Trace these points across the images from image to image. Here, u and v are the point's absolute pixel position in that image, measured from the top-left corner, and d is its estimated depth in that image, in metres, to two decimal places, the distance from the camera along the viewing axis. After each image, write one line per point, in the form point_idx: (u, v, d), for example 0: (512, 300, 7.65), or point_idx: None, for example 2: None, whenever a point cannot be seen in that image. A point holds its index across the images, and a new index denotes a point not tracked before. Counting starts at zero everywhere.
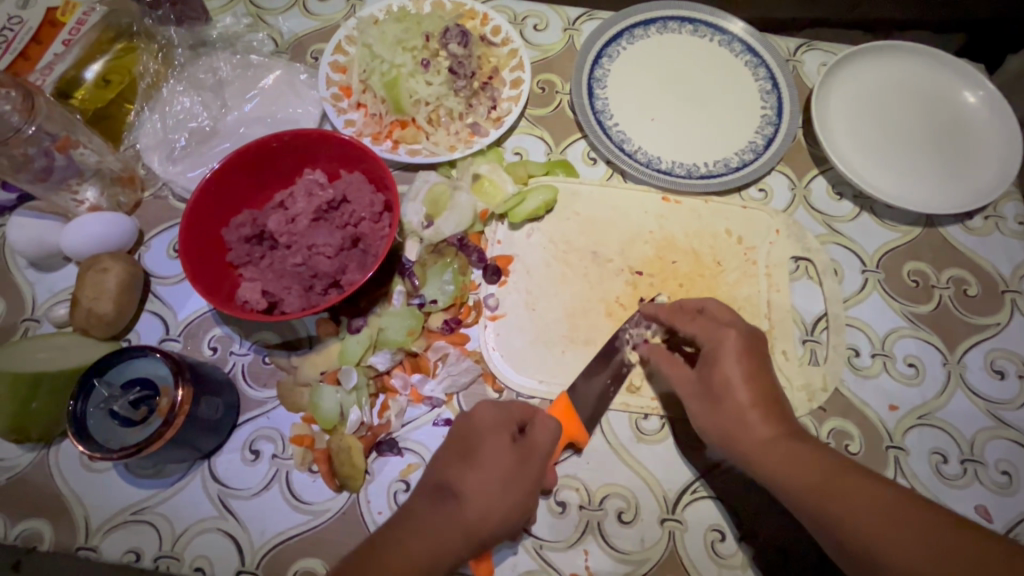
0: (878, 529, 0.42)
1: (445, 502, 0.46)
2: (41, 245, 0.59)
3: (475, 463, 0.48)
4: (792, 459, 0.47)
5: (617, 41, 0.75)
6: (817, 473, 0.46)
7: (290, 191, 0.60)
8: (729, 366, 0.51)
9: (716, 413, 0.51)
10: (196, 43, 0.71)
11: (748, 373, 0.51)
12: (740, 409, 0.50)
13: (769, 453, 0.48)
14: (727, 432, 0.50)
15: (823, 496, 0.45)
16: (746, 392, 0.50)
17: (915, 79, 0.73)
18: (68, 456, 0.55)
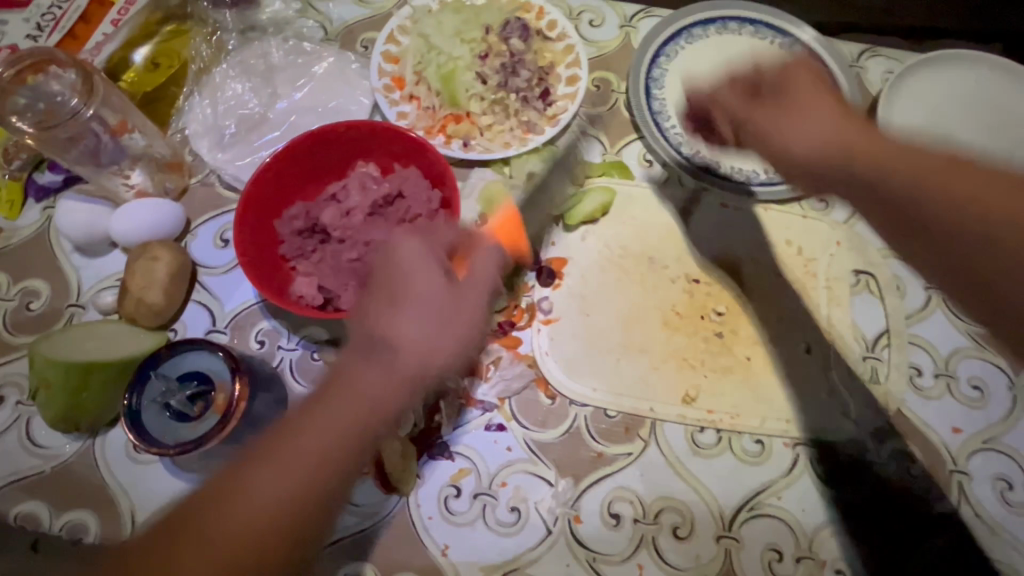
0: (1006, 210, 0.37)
1: (383, 350, 0.40)
2: (90, 229, 0.58)
3: (407, 306, 0.42)
4: (909, 162, 0.40)
5: (675, 40, 0.73)
6: (929, 165, 0.40)
7: (344, 183, 0.59)
8: (819, 99, 0.45)
9: (906, 169, 0.40)
10: (246, 27, 0.70)
11: (839, 112, 0.44)
12: (823, 118, 0.44)
13: (915, 165, 0.40)
14: (783, 140, 0.44)
15: (984, 208, 0.38)
16: (831, 109, 0.44)
17: (984, 89, 0.70)
18: (113, 447, 0.54)
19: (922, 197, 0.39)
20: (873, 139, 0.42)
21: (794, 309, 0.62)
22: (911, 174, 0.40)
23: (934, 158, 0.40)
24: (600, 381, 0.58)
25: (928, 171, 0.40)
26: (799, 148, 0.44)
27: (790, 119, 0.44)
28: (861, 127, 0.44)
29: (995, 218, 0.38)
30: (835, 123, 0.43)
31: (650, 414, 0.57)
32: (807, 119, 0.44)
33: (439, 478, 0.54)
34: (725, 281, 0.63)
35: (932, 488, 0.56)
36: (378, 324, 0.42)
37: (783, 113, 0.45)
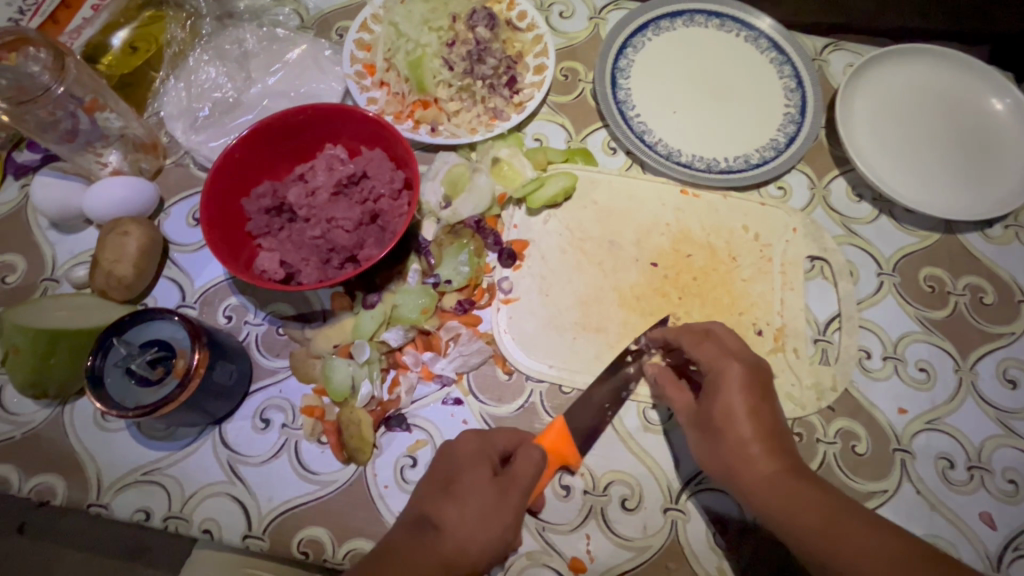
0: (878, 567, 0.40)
1: (424, 535, 0.44)
2: (61, 205, 0.60)
3: (459, 498, 0.45)
4: (802, 502, 0.45)
5: (643, 32, 0.75)
6: (814, 510, 0.44)
7: (311, 164, 0.60)
8: (733, 397, 0.49)
9: (783, 497, 0.45)
10: (224, 14, 0.71)
11: (757, 448, 0.48)
12: (741, 431, 0.48)
13: (797, 515, 0.44)
14: (733, 466, 0.48)
15: (831, 532, 0.43)
16: (750, 424, 0.48)
17: (939, 82, 0.72)
18: (82, 414, 0.56)
19: (785, 526, 0.45)
20: (767, 481, 0.47)
21: (747, 293, 0.64)
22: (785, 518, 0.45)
23: (813, 503, 0.45)
24: (556, 358, 0.60)
25: (806, 522, 0.44)
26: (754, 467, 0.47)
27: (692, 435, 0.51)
28: (784, 476, 0.47)
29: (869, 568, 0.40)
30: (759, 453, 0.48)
31: None
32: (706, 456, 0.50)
33: (395, 449, 0.55)
34: (681, 266, 0.65)
35: (874, 464, 0.58)
36: (426, 508, 0.46)
37: (731, 432, 0.48)
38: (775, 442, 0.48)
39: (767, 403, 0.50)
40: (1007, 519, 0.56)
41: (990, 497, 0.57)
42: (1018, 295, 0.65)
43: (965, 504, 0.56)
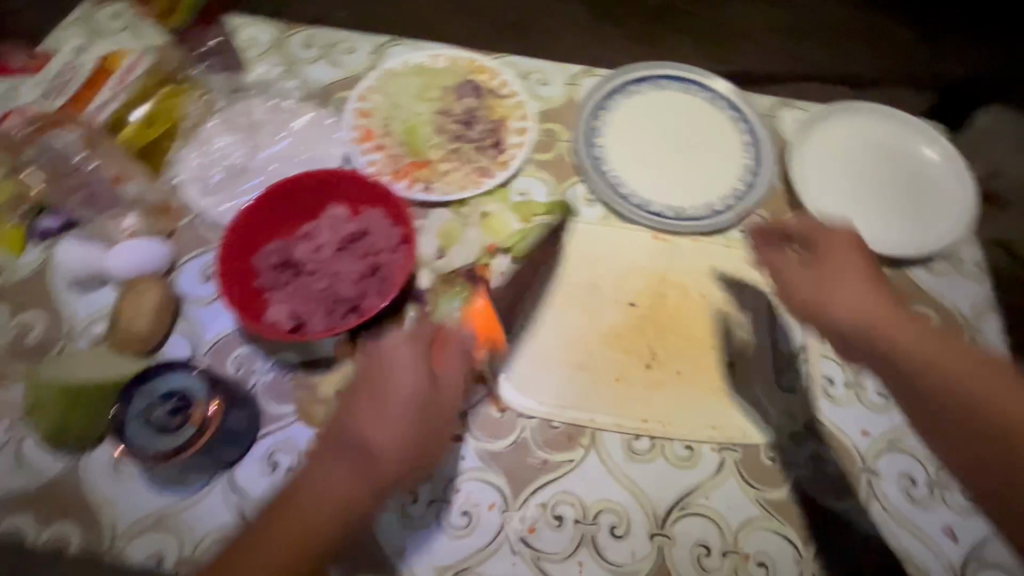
0: (963, 382, 0.51)
1: (369, 403, 0.54)
2: (85, 266, 0.65)
3: (377, 406, 0.55)
4: (924, 344, 0.53)
5: (614, 95, 0.84)
6: (929, 353, 0.53)
7: (317, 224, 0.67)
8: (849, 253, 0.61)
9: (924, 350, 0.53)
10: (234, 89, 0.80)
11: (874, 294, 0.58)
12: (873, 302, 0.57)
13: (905, 342, 0.54)
14: (847, 318, 0.57)
15: (928, 366, 0.52)
16: (867, 283, 0.59)
17: (880, 135, 0.81)
18: (97, 463, 0.59)
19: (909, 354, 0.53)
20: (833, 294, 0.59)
21: (719, 329, 0.70)
22: (927, 366, 0.52)
23: (915, 332, 0.54)
24: (546, 396, 0.64)
25: (923, 350, 0.53)
26: (809, 298, 0.60)
27: (840, 242, 0.62)
28: (905, 320, 0.55)
29: (968, 385, 0.51)
30: (862, 297, 0.57)
31: (590, 424, 0.63)
32: (852, 254, 0.61)
33: (397, 487, 0.59)
34: (657, 305, 0.70)
35: (844, 485, 0.62)
36: (358, 430, 0.55)
37: (852, 287, 0.58)
38: (907, 312, 0.57)
39: (881, 275, 0.60)
40: (966, 532, 0.60)
41: (950, 511, 0.61)
42: (961, 323, 0.72)
43: (927, 519, 0.61)
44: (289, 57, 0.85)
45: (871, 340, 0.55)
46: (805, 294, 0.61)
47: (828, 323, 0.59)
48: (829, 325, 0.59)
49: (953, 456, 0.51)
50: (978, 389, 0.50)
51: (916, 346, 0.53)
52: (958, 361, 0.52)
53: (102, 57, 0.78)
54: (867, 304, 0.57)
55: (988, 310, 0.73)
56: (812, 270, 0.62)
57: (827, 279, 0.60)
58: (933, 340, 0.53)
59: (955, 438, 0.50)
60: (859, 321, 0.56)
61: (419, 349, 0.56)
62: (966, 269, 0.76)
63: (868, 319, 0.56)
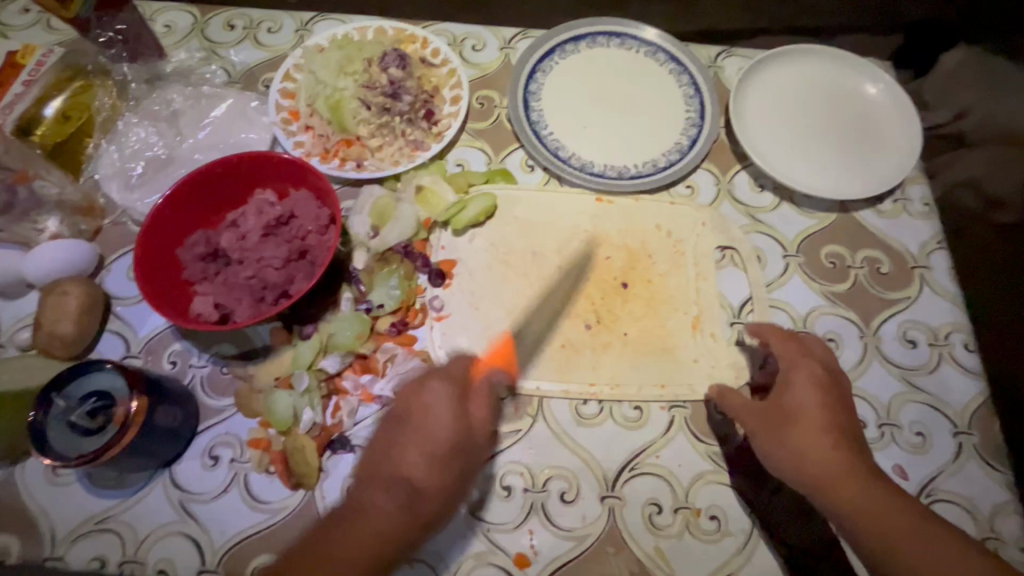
0: (897, 552, 0.47)
1: (411, 419, 0.55)
2: (2, 272, 0.62)
3: (416, 417, 0.55)
4: (872, 504, 0.49)
5: (550, 56, 0.81)
6: (883, 517, 0.48)
7: (242, 211, 0.64)
8: (805, 394, 0.54)
9: (860, 502, 0.49)
10: (152, 78, 0.77)
11: (844, 465, 0.51)
12: (819, 436, 0.52)
13: (821, 475, 0.51)
14: (797, 461, 0.52)
15: (866, 515, 0.48)
16: (823, 417, 0.53)
17: (823, 77, 0.79)
18: (32, 472, 0.57)
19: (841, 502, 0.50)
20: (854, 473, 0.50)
21: (665, 286, 0.68)
22: (856, 513, 0.49)
23: (840, 460, 0.51)
24: (490, 367, 0.63)
25: (875, 513, 0.48)
26: (765, 444, 0.54)
27: (805, 385, 0.55)
28: (863, 479, 0.50)
29: (855, 506, 0.49)
30: (829, 452, 0.51)
31: (537, 392, 0.62)
32: (805, 375, 0.56)
33: (342, 470, 0.58)
34: (602, 268, 0.69)
35: None
36: (393, 460, 0.53)
37: (792, 429, 0.53)
38: (848, 444, 0.52)
39: (841, 408, 0.54)
40: (918, 470, 0.60)
41: (900, 450, 0.61)
42: (910, 262, 0.71)
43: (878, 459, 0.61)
44: (209, 40, 0.81)
45: (802, 479, 0.52)
46: (760, 432, 0.55)
47: (790, 457, 0.53)
48: (770, 463, 0.54)
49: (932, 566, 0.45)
50: (905, 557, 0.46)
51: (809, 386, 0.55)
52: (901, 516, 0.48)
53: (9, 53, 0.75)
54: (814, 453, 0.51)
55: (937, 247, 0.72)
56: (767, 408, 0.56)
57: (790, 388, 0.55)
58: (840, 469, 0.50)
59: None
60: (803, 461, 0.52)
61: (451, 404, 0.54)
62: (914, 209, 0.75)
63: (800, 457, 0.52)
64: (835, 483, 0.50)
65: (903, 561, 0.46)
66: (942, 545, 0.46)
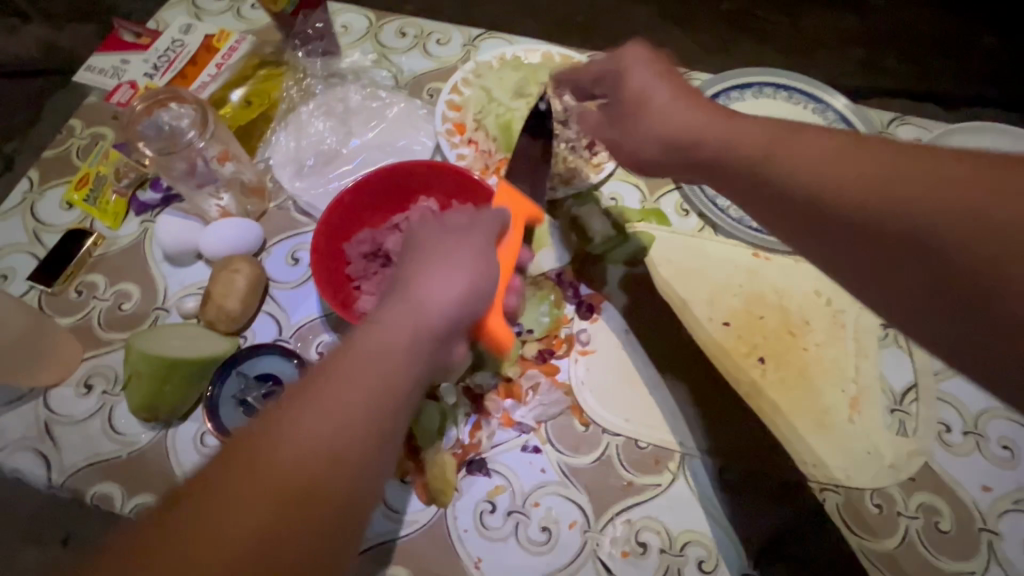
0: (771, 146, 0.45)
1: (396, 284, 0.46)
2: (181, 241, 0.66)
3: (350, 376, 0.38)
4: (791, 147, 0.44)
5: (714, 101, 0.79)
6: (717, 130, 0.48)
7: (406, 215, 0.65)
8: (649, 83, 0.52)
9: (727, 130, 0.47)
10: (330, 74, 0.79)
11: (709, 116, 0.49)
12: (665, 107, 0.51)
13: (680, 130, 0.50)
14: (654, 126, 0.51)
15: (767, 154, 0.45)
16: (663, 84, 0.51)
17: (1009, 161, 0.74)
18: (182, 439, 0.59)
19: (710, 148, 0.48)
20: (722, 119, 0.49)
21: (823, 359, 0.64)
22: (809, 177, 0.42)
23: (757, 131, 0.46)
24: (632, 413, 0.61)
25: (743, 148, 0.46)
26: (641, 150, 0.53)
27: (643, 70, 0.53)
28: (726, 120, 0.48)
29: (798, 161, 0.43)
30: (681, 110, 0.50)
31: (679, 448, 0.59)
32: (636, 70, 0.53)
33: (476, 494, 0.57)
34: (755, 328, 0.65)
35: (959, 543, 0.56)
36: (381, 308, 0.44)
37: (653, 116, 0.51)
38: (695, 97, 0.51)
39: (681, 78, 0.53)
40: None
41: None
42: None
43: None
44: (382, 44, 0.84)
45: (671, 150, 0.51)
46: (626, 133, 0.55)
47: (640, 132, 0.53)
48: (624, 150, 0.56)
49: (828, 185, 0.41)
50: (780, 153, 0.44)
51: (637, 61, 0.53)
52: (796, 182, 0.43)
53: (207, 36, 0.80)
54: (662, 115, 0.51)
55: None
56: (613, 125, 0.57)
57: (662, 111, 0.51)
58: (830, 151, 0.42)
59: (863, 179, 0.40)
60: (672, 122, 0.50)
61: (477, 285, 0.46)
62: None
63: (665, 125, 0.51)
64: (694, 127, 0.49)
65: (783, 165, 0.44)
66: (859, 141, 0.42)
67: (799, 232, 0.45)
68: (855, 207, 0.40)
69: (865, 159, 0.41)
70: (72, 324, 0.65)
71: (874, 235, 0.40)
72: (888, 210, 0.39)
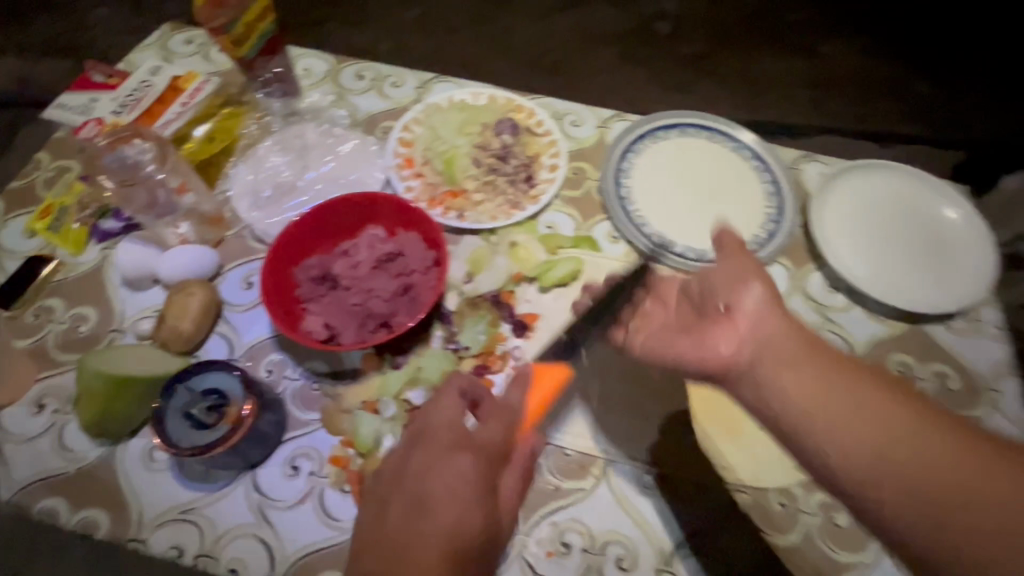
0: (844, 430, 0.45)
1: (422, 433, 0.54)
2: (139, 266, 0.70)
3: (408, 519, 0.49)
4: (874, 405, 0.46)
5: (643, 139, 0.88)
6: (805, 362, 0.48)
7: (354, 242, 0.70)
8: (750, 365, 0.49)
9: (826, 418, 0.46)
10: (289, 113, 0.87)
11: (804, 343, 0.50)
12: (749, 337, 0.50)
13: (777, 361, 0.49)
14: (759, 389, 0.49)
15: (836, 428, 0.45)
16: (780, 337, 0.50)
17: (902, 193, 0.83)
18: (131, 455, 0.61)
19: (784, 407, 0.47)
20: (828, 376, 0.47)
21: None
22: (845, 439, 0.45)
23: (790, 345, 0.49)
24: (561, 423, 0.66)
25: (822, 409, 0.46)
26: (728, 364, 0.50)
27: (754, 292, 0.53)
28: (843, 380, 0.47)
29: (840, 435, 0.45)
30: (779, 380, 0.48)
31: (603, 455, 0.64)
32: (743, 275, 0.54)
33: None
34: None
35: (855, 537, 0.62)
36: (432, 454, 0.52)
37: (758, 360, 0.49)
38: (807, 357, 0.49)
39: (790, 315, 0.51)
40: None
41: None
42: (979, 382, 0.72)
43: None
44: (340, 86, 0.91)
45: (771, 419, 0.48)
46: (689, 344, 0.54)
47: (727, 363, 0.51)
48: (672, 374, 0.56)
49: (903, 508, 0.42)
50: (849, 431, 0.45)
51: (756, 322, 0.51)
52: (806, 373, 0.47)
53: (174, 77, 0.85)
54: (769, 332, 0.50)
55: (1009, 371, 0.73)
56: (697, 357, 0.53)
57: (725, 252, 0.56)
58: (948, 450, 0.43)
59: (917, 503, 0.42)
60: (727, 355, 0.50)
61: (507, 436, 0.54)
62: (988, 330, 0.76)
63: (758, 339, 0.50)
64: (813, 392, 0.47)
65: (881, 465, 0.43)
66: (931, 437, 0.44)
67: (846, 466, 0.45)
68: (934, 493, 0.42)
69: (947, 449, 0.43)
70: (28, 346, 0.68)
71: (910, 511, 0.42)
72: (966, 506, 0.41)
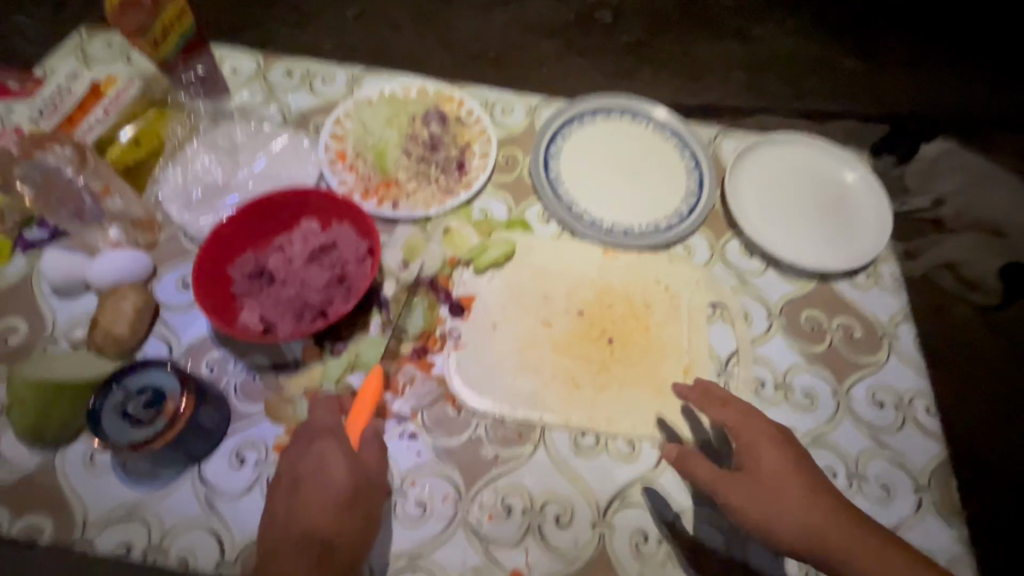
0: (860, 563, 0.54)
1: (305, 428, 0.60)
2: (68, 273, 0.69)
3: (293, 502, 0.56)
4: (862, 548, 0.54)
5: (569, 124, 0.91)
6: (815, 519, 0.55)
7: (288, 237, 0.72)
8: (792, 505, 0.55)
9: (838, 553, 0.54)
10: (216, 113, 0.87)
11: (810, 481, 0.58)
12: (794, 500, 0.56)
13: (810, 530, 0.55)
14: (797, 525, 0.55)
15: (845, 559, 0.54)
16: (791, 475, 0.57)
17: (808, 163, 0.90)
18: (71, 459, 0.62)
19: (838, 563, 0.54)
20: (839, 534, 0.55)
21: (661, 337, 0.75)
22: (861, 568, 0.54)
23: (816, 509, 0.56)
24: (499, 395, 0.69)
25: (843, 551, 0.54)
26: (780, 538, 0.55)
27: (768, 447, 0.59)
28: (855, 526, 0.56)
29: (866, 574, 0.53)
30: (806, 510, 0.55)
31: (539, 422, 0.68)
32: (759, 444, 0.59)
33: None
34: (604, 314, 0.76)
35: None
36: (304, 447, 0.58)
37: (781, 496, 0.56)
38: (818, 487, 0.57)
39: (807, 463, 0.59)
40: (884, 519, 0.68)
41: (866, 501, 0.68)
42: (880, 331, 0.80)
43: None
44: (270, 84, 0.91)
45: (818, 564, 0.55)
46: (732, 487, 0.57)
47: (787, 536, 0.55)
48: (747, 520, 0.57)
49: None
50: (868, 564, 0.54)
51: (760, 457, 0.58)
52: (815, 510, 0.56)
53: (93, 81, 0.81)
54: (789, 481, 0.57)
55: (905, 319, 0.81)
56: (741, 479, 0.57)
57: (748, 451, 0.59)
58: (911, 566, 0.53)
59: None
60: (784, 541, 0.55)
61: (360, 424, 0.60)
62: (885, 283, 0.84)
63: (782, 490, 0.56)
64: (830, 539, 0.55)
65: None
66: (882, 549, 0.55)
67: None
68: None
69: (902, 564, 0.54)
70: None
71: None
72: None
